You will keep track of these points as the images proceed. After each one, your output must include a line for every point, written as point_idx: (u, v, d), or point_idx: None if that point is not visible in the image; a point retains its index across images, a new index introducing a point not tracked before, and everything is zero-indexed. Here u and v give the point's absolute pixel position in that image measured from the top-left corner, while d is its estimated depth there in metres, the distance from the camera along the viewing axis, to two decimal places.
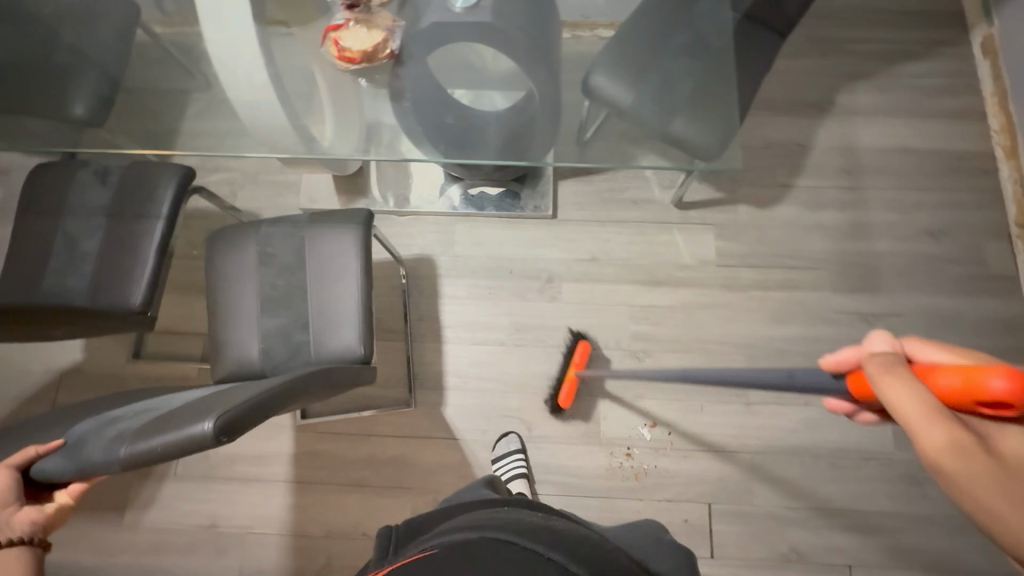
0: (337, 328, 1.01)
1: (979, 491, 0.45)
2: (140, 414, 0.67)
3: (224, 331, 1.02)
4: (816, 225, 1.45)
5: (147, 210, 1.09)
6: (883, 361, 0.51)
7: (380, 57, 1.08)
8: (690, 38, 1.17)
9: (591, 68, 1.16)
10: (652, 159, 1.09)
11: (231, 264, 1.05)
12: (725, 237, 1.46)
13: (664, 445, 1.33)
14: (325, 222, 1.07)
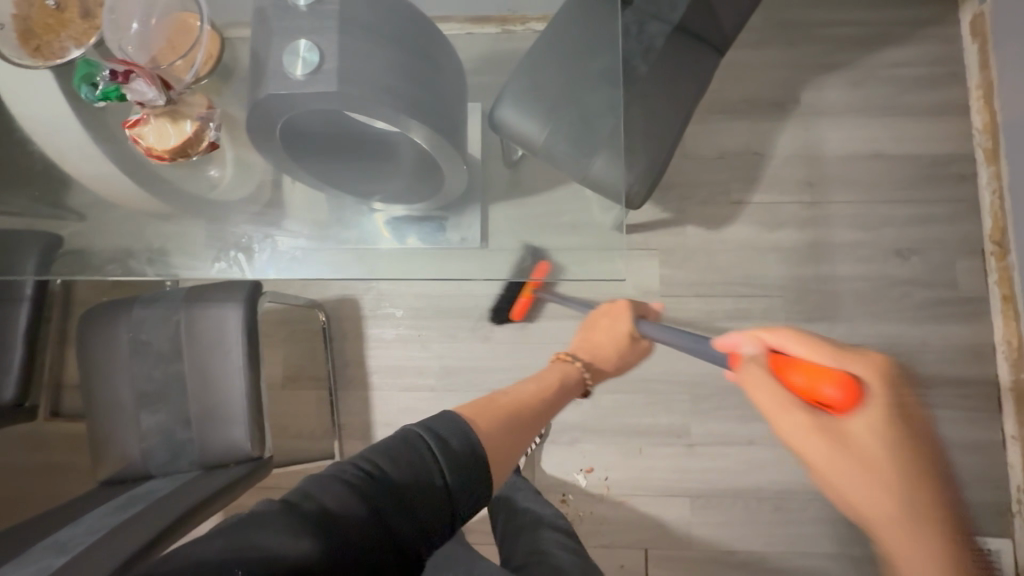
0: (224, 423, 0.94)
1: (820, 459, 0.61)
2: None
3: (102, 431, 0.95)
4: (772, 247, 1.32)
5: (9, 293, 1.00)
6: (755, 365, 0.67)
7: (200, 147, 0.93)
8: (612, 59, 1.00)
9: (498, 99, 1.01)
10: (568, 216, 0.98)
11: (104, 355, 0.96)
12: (671, 264, 1.33)
13: (600, 490, 1.28)
14: (204, 300, 0.97)
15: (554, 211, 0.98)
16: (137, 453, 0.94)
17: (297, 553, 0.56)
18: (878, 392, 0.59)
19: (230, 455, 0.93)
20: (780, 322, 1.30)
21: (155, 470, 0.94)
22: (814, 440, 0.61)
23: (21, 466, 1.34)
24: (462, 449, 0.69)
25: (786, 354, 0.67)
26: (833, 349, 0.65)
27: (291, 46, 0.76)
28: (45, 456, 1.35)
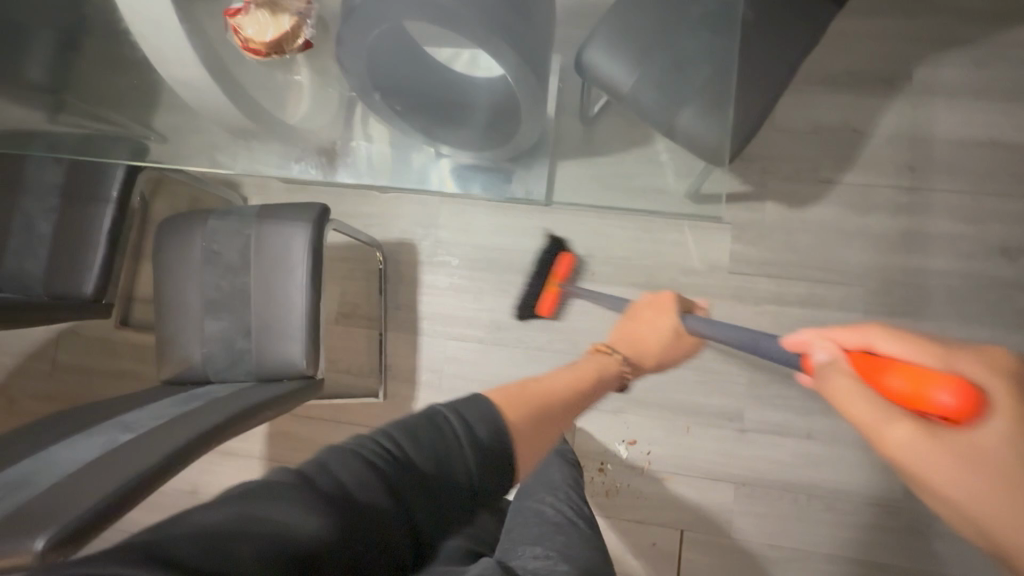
0: (282, 338, 0.95)
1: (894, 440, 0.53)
2: (13, 478, 0.65)
3: (169, 333, 0.99)
4: (857, 233, 1.22)
5: (98, 193, 1.04)
6: (829, 369, 0.59)
7: (292, 48, 0.94)
8: (716, 7, 0.94)
9: (588, 41, 0.96)
10: (640, 168, 0.93)
11: (179, 259, 0.99)
12: (743, 240, 1.26)
13: (641, 465, 1.23)
14: (275, 216, 0.98)
15: (626, 159, 0.94)
16: (199, 356, 0.97)
17: (305, 531, 0.49)
18: (1011, 404, 0.50)
19: (285, 370, 0.95)
20: (857, 313, 1.21)
21: (213, 375, 0.96)
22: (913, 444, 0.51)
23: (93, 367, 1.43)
24: (489, 436, 0.64)
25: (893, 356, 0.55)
26: (931, 345, 0.56)
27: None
28: (115, 361, 1.43)
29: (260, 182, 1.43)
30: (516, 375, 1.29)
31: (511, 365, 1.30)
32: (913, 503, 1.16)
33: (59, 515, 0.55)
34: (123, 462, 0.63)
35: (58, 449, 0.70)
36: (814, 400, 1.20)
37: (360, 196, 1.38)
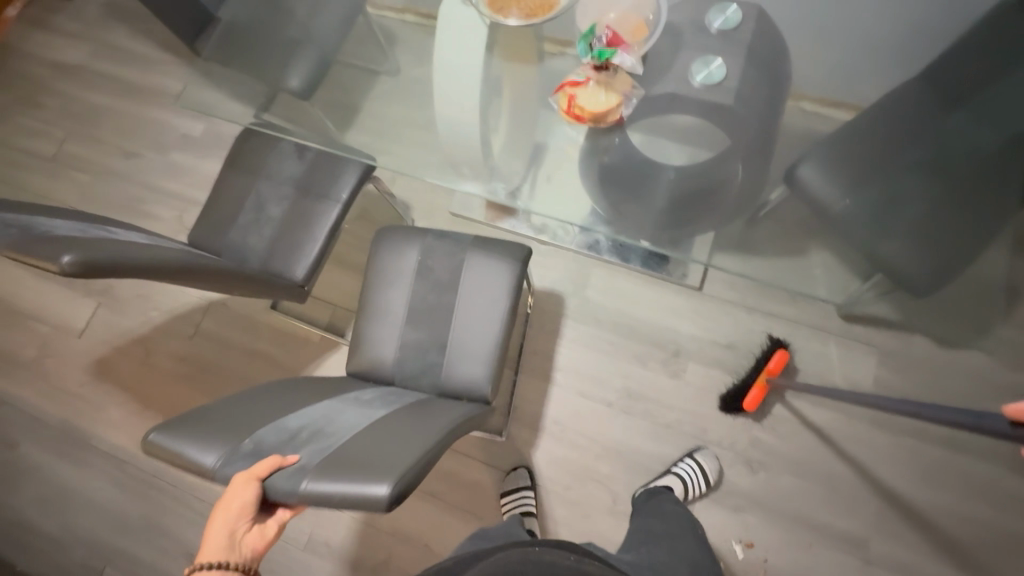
0: (472, 361, 1.01)
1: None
2: (304, 427, 0.76)
3: (366, 331, 1.06)
4: (1005, 387, 1.24)
5: (328, 192, 1.15)
6: None
7: (607, 121, 0.96)
8: (931, 155, 1.03)
9: (802, 158, 1.04)
10: (823, 270, 1.01)
11: (387, 267, 1.09)
12: (888, 367, 1.28)
13: (754, 570, 1.20)
14: (484, 248, 1.06)
15: (817, 262, 1.01)
16: (390, 360, 1.03)
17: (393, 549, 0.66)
18: None
19: (469, 391, 1.00)
20: (1001, 469, 1.19)
21: (398, 380, 1.03)
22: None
23: (234, 342, 1.52)
24: None
25: None
26: None
27: (702, 56, 0.98)
28: (253, 341, 1.51)
29: (429, 209, 1.54)
30: (639, 446, 1.31)
31: (636, 436, 1.31)
32: None
33: (390, 468, 0.63)
34: (400, 436, 0.73)
35: (309, 420, 0.78)
36: (945, 546, 1.17)
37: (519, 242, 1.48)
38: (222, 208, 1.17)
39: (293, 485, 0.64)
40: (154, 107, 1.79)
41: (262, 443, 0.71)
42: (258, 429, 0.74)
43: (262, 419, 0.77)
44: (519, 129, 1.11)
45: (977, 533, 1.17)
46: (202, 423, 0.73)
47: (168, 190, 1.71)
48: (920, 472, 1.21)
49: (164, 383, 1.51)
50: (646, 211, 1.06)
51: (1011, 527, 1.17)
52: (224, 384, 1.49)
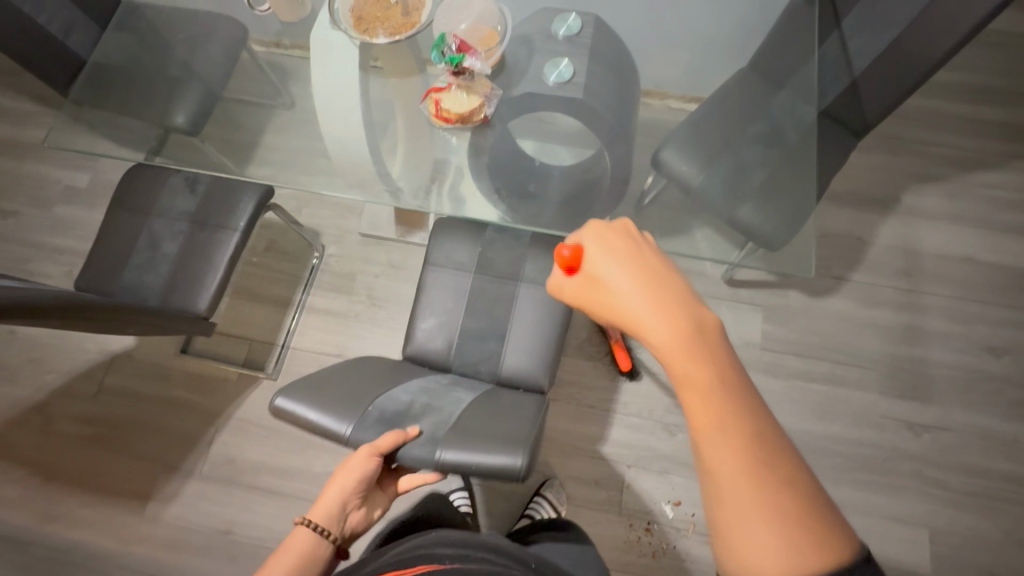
0: (525, 350, 1.02)
1: (658, 337, 0.61)
2: (414, 401, 0.78)
3: (417, 322, 1.07)
4: (867, 323, 1.43)
5: (225, 222, 1.15)
6: (608, 240, 0.70)
7: (473, 120, 1.09)
8: (767, 129, 1.17)
9: (663, 143, 1.17)
10: (709, 234, 1.11)
11: (444, 259, 1.10)
12: (773, 321, 1.44)
13: (686, 526, 1.29)
14: (439, 259, 1.10)
15: (699, 228, 1.11)
16: (448, 349, 1.04)
17: None
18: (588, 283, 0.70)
19: (525, 381, 1.02)
20: (875, 395, 1.37)
21: (458, 367, 1.04)
22: (720, 436, 0.54)
23: (144, 393, 1.44)
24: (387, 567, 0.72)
25: (600, 257, 0.68)
26: (607, 266, 0.67)
27: (551, 60, 1.14)
28: (167, 388, 1.45)
29: (339, 232, 1.56)
30: (568, 430, 1.37)
31: (563, 420, 1.38)
32: None
33: (518, 442, 0.67)
34: (509, 415, 0.75)
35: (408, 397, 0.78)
36: (841, 471, 1.31)
37: None
38: (111, 250, 1.14)
39: (423, 456, 0.68)
40: (30, 162, 1.70)
41: (383, 411, 0.74)
42: (374, 398, 0.75)
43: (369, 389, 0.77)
44: (416, 135, 1.11)
45: (865, 453, 1.32)
46: (326, 390, 0.74)
47: (51, 246, 1.61)
48: (811, 409, 1.36)
49: (69, 448, 1.41)
50: (542, 202, 1.10)
51: (889, 443, 1.33)
52: (139, 438, 1.41)
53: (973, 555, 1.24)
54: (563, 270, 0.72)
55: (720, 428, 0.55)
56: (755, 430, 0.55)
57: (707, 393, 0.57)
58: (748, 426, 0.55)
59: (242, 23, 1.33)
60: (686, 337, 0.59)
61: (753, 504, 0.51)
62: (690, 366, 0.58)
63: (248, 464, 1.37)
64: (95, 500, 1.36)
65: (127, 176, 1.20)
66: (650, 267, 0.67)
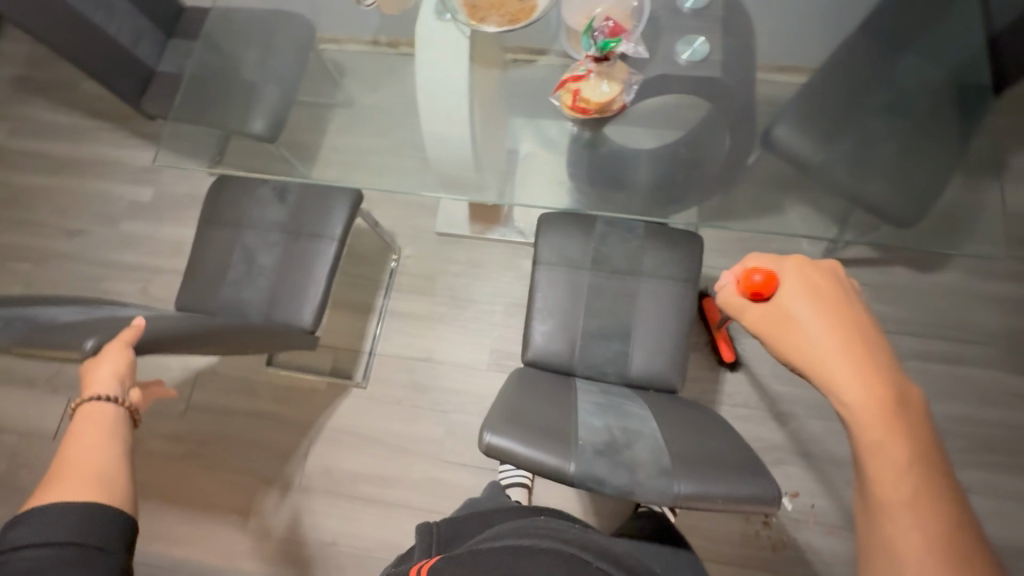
0: (653, 350, 0.98)
1: (857, 399, 0.54)
2: (608, 423, 0.62)
3: (535, 325, 1.01)
4: (982, 296, 1.35)
5: (321, 231, 1.11)
6: (807, 280, 0.63)
7: (611, 109, 1.02)
8: (889, 100, 1.11)
9: (776, 118, 1.10)
10: (801, 213, 1.01)
11: (557, 256, 1.04)
12: (880, 300, 1.37)
13: (805, 517, 1.24)
14: (550, 257, 1.05)
15: (791, 207, 1.02)
16: (571, 352, 0.99)
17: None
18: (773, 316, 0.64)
19: (655, 381, 0.98)
20: (997, 372, 1.30)
21: (583, 370, 0.99)
22: (919, 529, 0.48)
23: (233, 407, 1.43)
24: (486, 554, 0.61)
25: (795, 295, 0.62)
26: (800, 306, 0.61)
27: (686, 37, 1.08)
28: (256, 402, 1.43)
29: (414, 233, 1.51)
30: None
31: None
32: None
33: (757, 471, 0.56)
34: (711, 437, 0.63)
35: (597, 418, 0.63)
36: (967, 454, 1.25)
37: (513, 248, 1.48)
38: (207, 266, 1.11)
39: (667, 487, 0.52)
40: (92, 179, 1.67)
41: (593, 443, 0.57)
42: (573, 428, 0.59)
43: (559, 417, 0.61)
44: (492, 127, 1.06)
45: (991, 434, 1.26)
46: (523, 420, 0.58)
47: (122, 263, 1.59)
48: (929, 390, 1.30)
49: (165, 466, 1.40)
50: (634, 188, 1.04)
51: (1017, 422, 1.26)
52: (233, 453, 1.40)
53: None
54: (747, 293, 0.66)
55: (921, 525, 0.48)
56: (964, 547, 0.47)
57: (909, 476, 0.50)
58: (952, 533, 0.48)
59: (312, 20, 1.27)
60: (892, 408, 0.52)
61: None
62: (898, 440, 0.51)
63: (347, 474, 1.35)
64: (196, 518, 1.35)
65: (215, 188, 1.18)
66: (858, 320, 0.59)
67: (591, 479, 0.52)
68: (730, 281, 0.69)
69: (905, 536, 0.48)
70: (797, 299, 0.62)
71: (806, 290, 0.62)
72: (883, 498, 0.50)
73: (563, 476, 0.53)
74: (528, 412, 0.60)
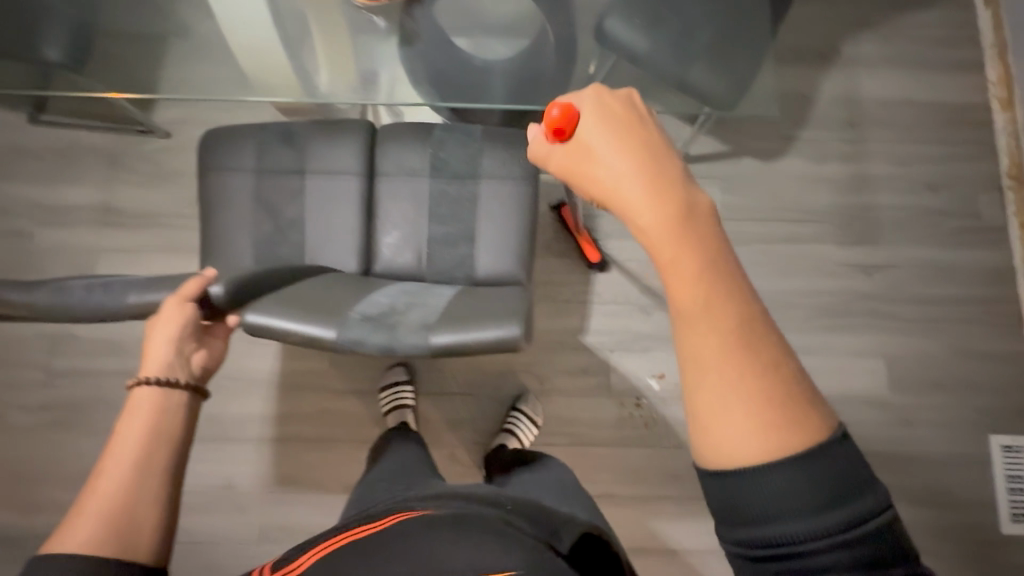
0: (500, 251, 1.00)
1: (649, 219, 0.45)
2: (397, 301, 0.64)
3: (381, 236, 1.02)
4: (818, 179, 1.48)
5: (341, 169, 1.03)
6: (600, 107, 0.53)
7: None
8: None
9: (606, 11, 1.10)
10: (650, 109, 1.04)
11: (396, 166, 1.03)
12: (731, 191, 1.46)
13: (672, 393, 1.36)
14: (392, 169, 1.03)
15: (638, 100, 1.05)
16: (418, 261, 1.01)
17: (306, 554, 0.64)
18: (574, 154, 0.54)
19: (502, 280, 1.00)
20: (831, 246, 1.44)
21: (433, 278, 1.00)
22: (721, 342, 0.39)
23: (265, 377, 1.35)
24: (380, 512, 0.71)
25: (588, 127, 0.52)
26: (594, 134, 0.52)
27: None
28: (127, 362, 1.36)
29: None
30: (552, 328, 1.39)
31: (542, 318, 1.39)
32: (897, 397, 1.36)
33: (513, 312, 0.58)
34: (494, 301, 0.66)
35: (388, 299, 0.66)
36: (808, 321, 1.40)
37: None
38: (222, 228, 1.01)
39: (420, 339, 0.55)
40: None
41: (367, 314, 0.60)
42: (351, 305, 0.62)
43: (345, 300, 0.64)
44: (324, 35, 1.05)
45: (826, 301, 1.41)
46: (295, 300, 0.61)
47: None
48: (775, 268, 1.42)
49: (34, 438, 1.32)
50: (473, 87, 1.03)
51: (848, 288, 1.42)
52: (110, 416, 1.34)
53: (924, 370, 1.38)
54: (547, 135, 0.56)
55: (722, 338, 0.39)
56: (771, 361, 0.39)
57: (707, 290, 0.41)
58: (757, 346, 0.39)
59: None
60: (681, 219, 0.43)
61: (750, 431, 0.38)
62: (690, 255, 0.42)
63: (234, 419, 1.33)
64: (76, 484, 1.30)
65: (200, 147, 1.04)
66: (651, 144, 0.50)
67: (348, 341, 0.56)
68: (532, 129, 0.58)
69: (712, 355, 0.39)
70: (594, 129, 0.52)
71: (604, 118, 0.53)
72: (689, 329, 0.41)
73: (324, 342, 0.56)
74: (312, 296, 0.64)
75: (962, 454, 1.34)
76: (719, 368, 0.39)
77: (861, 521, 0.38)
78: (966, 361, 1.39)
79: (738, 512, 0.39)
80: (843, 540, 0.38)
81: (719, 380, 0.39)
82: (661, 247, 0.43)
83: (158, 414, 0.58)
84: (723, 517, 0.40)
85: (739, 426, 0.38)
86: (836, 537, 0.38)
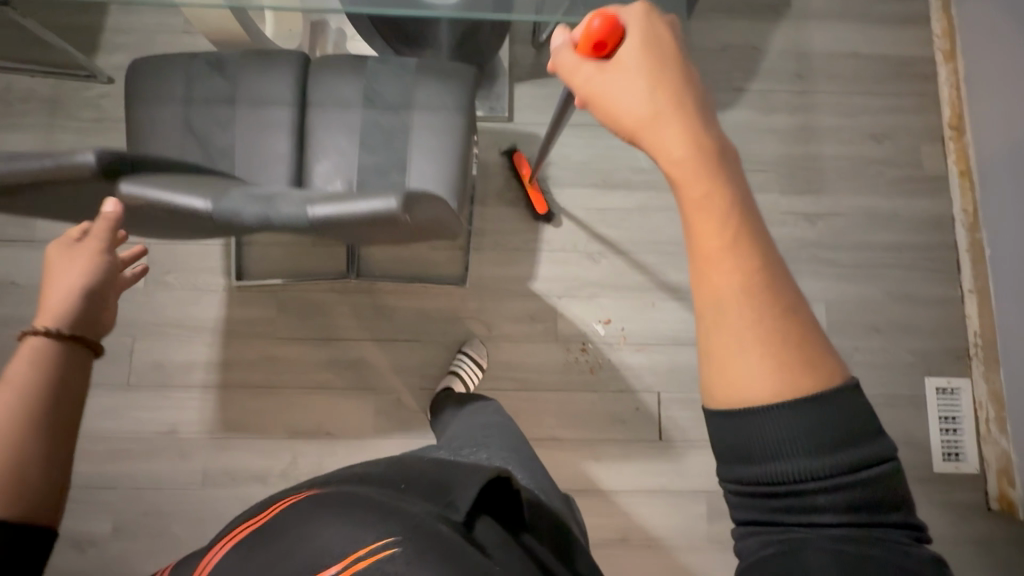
0: (433, 181, 1.00)
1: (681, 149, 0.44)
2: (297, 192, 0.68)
3: (314, 165, 1.01)
4: (766, 130, 1.49)
5: (271, 98, 1.02)
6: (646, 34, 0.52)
7: None
8: None
9: None
10: None
11: (329, 97, 1.02)
12: None
13: (618, 339, 1.38)
14: (326, 99, 1.02)
15: None
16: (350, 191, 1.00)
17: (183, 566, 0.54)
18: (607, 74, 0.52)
19: None
20: (776, 195, 1.46)
21: None
22: (742, 274, 0.38)
23: (211, 323, 1.34)
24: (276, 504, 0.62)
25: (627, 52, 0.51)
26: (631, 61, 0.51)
27: None
28: None
29: None
30: (500, 275, 1.39)
31: (490, 266, 1.39)
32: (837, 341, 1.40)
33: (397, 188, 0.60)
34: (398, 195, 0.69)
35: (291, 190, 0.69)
36: None
37: None
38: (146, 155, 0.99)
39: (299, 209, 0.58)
40: None
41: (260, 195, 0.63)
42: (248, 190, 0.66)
43: (246, 189, 0.68)
44: None
45: None
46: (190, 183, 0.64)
47: None
48: None
49: None
50: None
51: (792, 236, 1.44)
52: None
53: (864, 316, 1.41)
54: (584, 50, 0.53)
55: (743, 270, 0.39)
56: (788, 304, 0.39)
57: (731, 225, 0.40)
58: (778, 291, 0.39)
59: None
60: (709, 155, 0.42)
61: (761, 368, 0.37)
62: (725, 196, 0.41)
63: (178, 365, 1.32)
64: None
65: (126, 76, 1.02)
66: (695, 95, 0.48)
67: (228, 208, 0.60)
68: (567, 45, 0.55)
69: (731, 286, 0.38)
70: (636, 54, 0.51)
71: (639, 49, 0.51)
72: (710, 258, 0.39)
73: (205, 213, 0.59)
74: (211, 183, 0.67)
75: (897, 396, 1.38)
76: (734, 299, 0.38)
77: (866, 466, 0.37)
78: (904, 306, 1.43)
79: (737, 446, 0.38)
80: (849, 489, 0.36)
81: (735, 308, 0.38)
82: (693, 185, 0.42)
83: (58, 365, 0.54)
84: (728, 453, 0.39)
85: (749, 360, 0.37)
86: (843, 480, 0.37)
